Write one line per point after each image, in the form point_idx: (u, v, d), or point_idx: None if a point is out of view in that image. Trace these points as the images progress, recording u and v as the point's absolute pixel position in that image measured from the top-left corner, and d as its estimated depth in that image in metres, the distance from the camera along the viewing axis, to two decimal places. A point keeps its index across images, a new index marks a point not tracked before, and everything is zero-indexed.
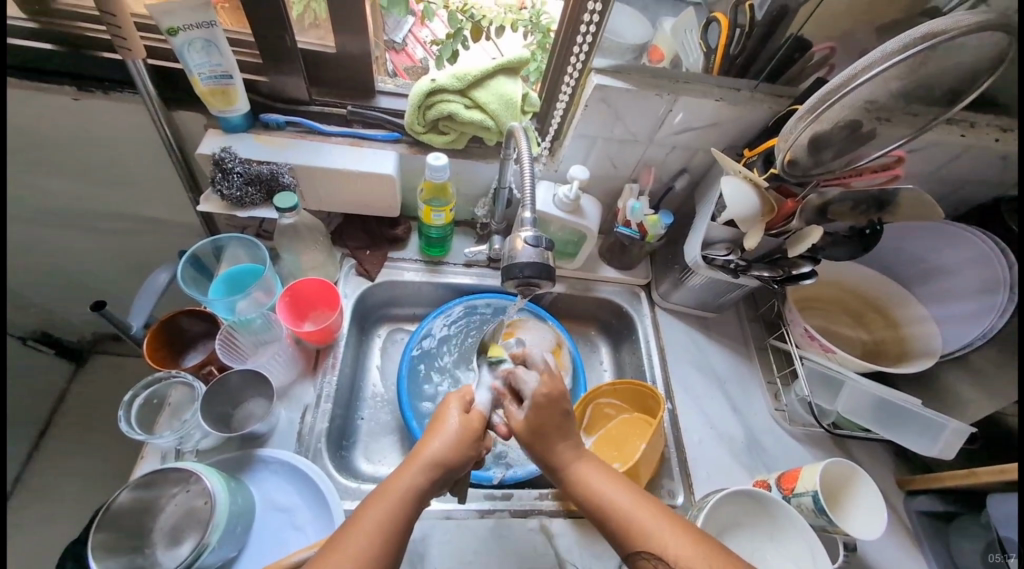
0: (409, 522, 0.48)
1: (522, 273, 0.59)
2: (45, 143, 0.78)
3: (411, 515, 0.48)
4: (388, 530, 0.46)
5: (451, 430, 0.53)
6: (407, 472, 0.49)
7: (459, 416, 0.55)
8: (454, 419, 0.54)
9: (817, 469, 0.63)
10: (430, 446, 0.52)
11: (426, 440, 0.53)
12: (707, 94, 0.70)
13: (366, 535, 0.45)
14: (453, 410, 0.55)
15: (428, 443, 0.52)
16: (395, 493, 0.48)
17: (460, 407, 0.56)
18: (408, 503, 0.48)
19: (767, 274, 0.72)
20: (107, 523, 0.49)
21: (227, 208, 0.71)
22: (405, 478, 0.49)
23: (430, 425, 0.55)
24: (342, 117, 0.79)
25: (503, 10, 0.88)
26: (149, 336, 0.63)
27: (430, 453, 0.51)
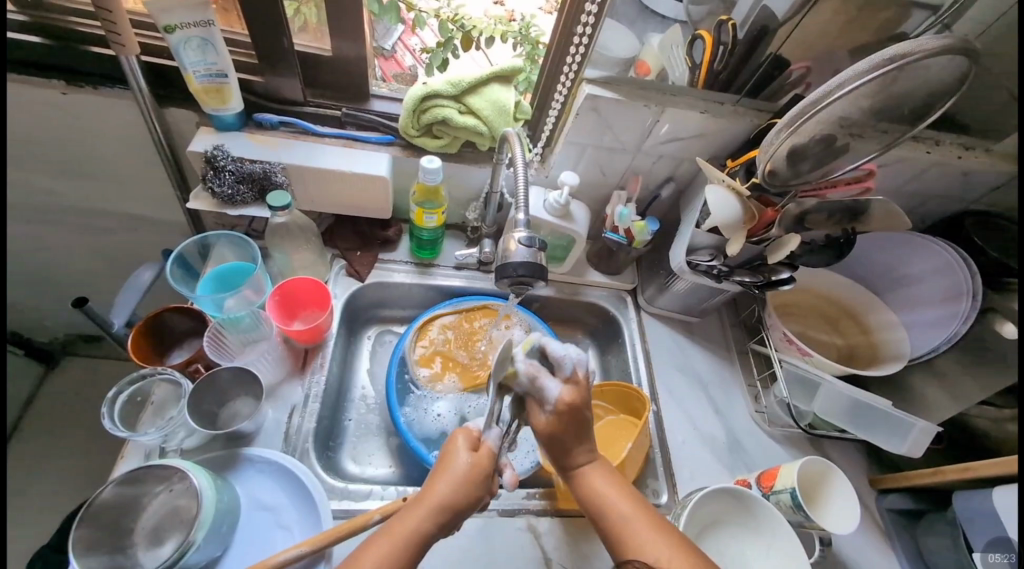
0: (412, 565, 0.47)
1: (516, 272, 0.60)
2: (29, 137, 0.76)
3: (414, 558, 0.47)
4: None
5: (458, 471, 0.51)
6: (415, 514, 0.48)
7: (469, 456, 0.52)
8: (463, 455, 0.52)
9: (794, 468, 0.65)
10: (439, 489, 0.50)
11: (434, 481, 0.51)
12: (692, 106, 0.73)
13: None
14: (461, 450, 0.52)
15: (437, 482, 0.50)
16: (400, 535, 0.47)
17: (466, 446, 0.53)
18: (410, 546, 0.47)
19: (749, 279, 0.75)
20: (87, 521, 0.48)
21: (217, 206, 0.71)
22: (413, 521, 0.48)
23: (438, 463, 0.53)
24: (336, 118, 0.80)
25: (492, 21, 0.89)
26: (134, 334, 0.61)
27: (440, 496, 0.49)
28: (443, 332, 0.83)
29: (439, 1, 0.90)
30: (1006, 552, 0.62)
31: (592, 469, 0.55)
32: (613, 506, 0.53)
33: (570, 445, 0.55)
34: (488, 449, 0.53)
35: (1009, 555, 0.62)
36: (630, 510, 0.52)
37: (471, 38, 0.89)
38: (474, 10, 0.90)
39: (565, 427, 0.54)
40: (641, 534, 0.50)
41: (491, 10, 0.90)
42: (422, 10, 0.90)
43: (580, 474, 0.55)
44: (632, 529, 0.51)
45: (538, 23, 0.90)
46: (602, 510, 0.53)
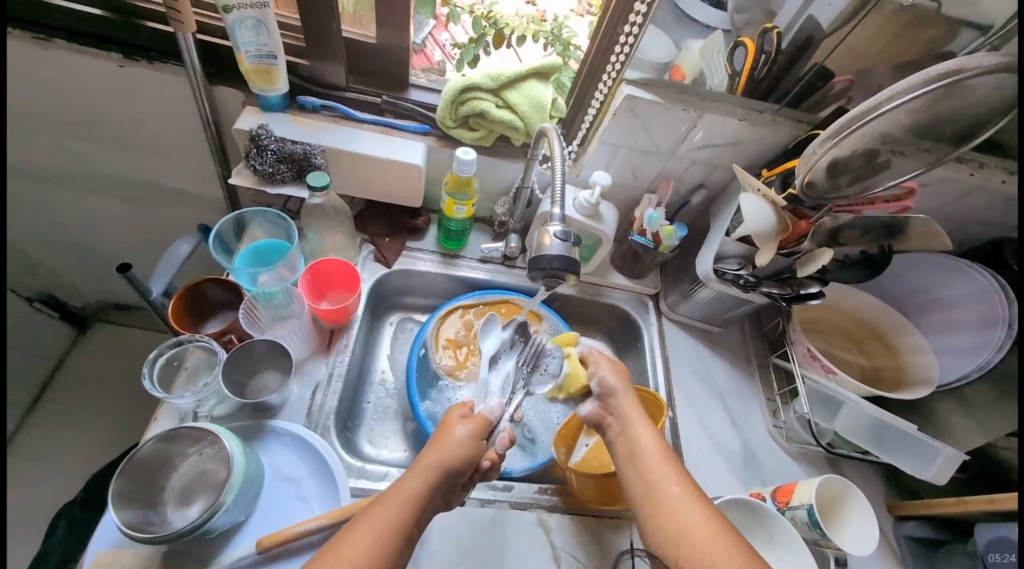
0: (412, 528, 0.49)
1: (550, 265, 0.60)
2: (83, 107, 0.80)
3: (414, 521, 0.49)
4: (391, 532, 0.47)
5: (455, 442, 0.54)
6: (411, 477, 0.51)
7: (466, 431, 0.56)
8: (464, 428, 0.56)
9: (813, 484, 0.64)
10: (435, 455, 0.53)
11: (429, 448, 0.54)
12: (731, 113, 0.73)
13: (372, 535, 0.46)
14: (458, 423, 0.57)
15: (433, 451, 0.53)
16: (399, 497, 0.49)
17: (461, 419, 0.57)
18: (408, 508, 0.49)
19: (777, 291, 0.74)
20: (127, 472, 0.49)
21: (257, 183, 0.73)
22: (408, 484, 0.50)
23: (433, 437, 0.56)
24: (376, 105, 0.81)
25: (525, 20, 0.91)
26: (175, 300, 0.63)
27: (435, 461, 0.52)
28: (464, 323, 0.84)
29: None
30: (1006, 552, 0.63)
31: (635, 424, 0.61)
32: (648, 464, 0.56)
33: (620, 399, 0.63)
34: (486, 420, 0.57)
35: (1010, 555, 0.62)
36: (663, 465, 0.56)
37: (503, 35, 0.91)
38: (506, 9, 0.93)
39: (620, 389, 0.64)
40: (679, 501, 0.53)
41: (522, 8, 0.93)
42: (457, 7, 0.94)
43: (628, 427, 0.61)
44: (663, 496, 0.53)
45: (571, 25, 0.91)
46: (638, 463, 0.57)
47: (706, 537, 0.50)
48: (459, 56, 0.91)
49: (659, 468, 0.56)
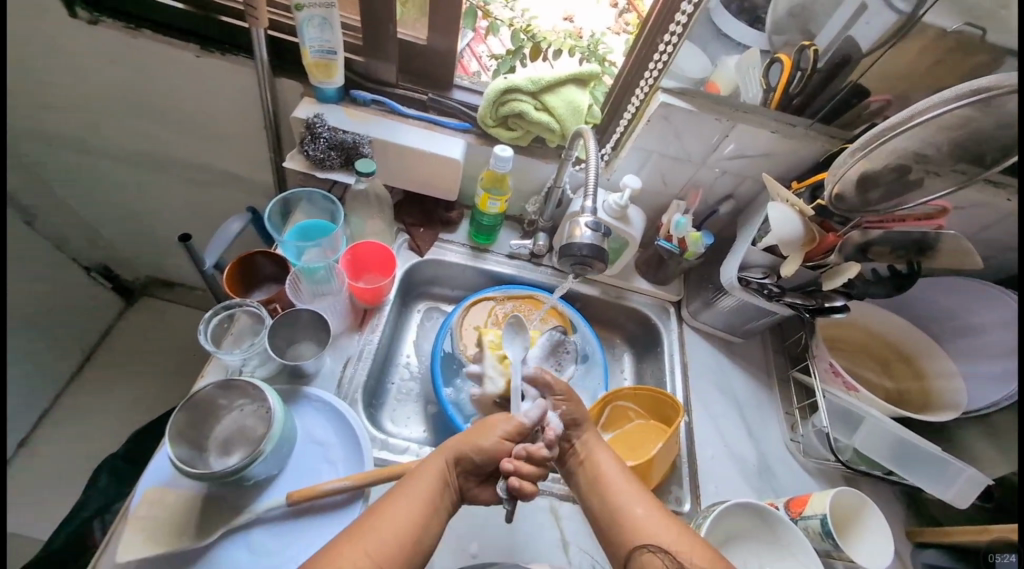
0: (439, 503, 0.53)
1: (579, 252, 0.65)
2: (158, 92, 0.87)
3: (439, 497, 0.54)
4: (419, 503, 0.52)
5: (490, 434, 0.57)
6: (435, 457, 0.56)
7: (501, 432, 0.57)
8: (497, 429, 0.57)
9: (828, 494, 0.64)
10: (458, 441, 0.58)
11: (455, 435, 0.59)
12: (763, 125, 0.74)
13: (400, 506, 0.51)
14: (500, 421, 0.58)
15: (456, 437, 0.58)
16: (423, 475, 0.54)
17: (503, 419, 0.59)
18: (434, 485, 0.54)
19: (801, 302, 0.75)
20: (188, 408, 0.54)
21: (308, 167, 0.78)
22: (432, 464, 0.55)
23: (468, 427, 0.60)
24: (421, 102, 0.86)
25: (562, 35, 0.93)
26: (229, 268, 0.68)
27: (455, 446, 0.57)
28: (489, 314, 0.87)
29: (513, 11, 0.94)
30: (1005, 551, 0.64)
31: (593, 449, 0.62)
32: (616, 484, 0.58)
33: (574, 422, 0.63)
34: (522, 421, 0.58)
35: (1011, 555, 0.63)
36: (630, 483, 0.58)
37: (540, 49, 0.93)
38: (545, 23, 0.94)
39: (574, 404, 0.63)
40: (649, 522, 0.54)
41: (560, 25, 0.96)
42: (497, 18, 0.93)
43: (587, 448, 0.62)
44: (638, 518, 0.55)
45: (606, 42, 0.95)
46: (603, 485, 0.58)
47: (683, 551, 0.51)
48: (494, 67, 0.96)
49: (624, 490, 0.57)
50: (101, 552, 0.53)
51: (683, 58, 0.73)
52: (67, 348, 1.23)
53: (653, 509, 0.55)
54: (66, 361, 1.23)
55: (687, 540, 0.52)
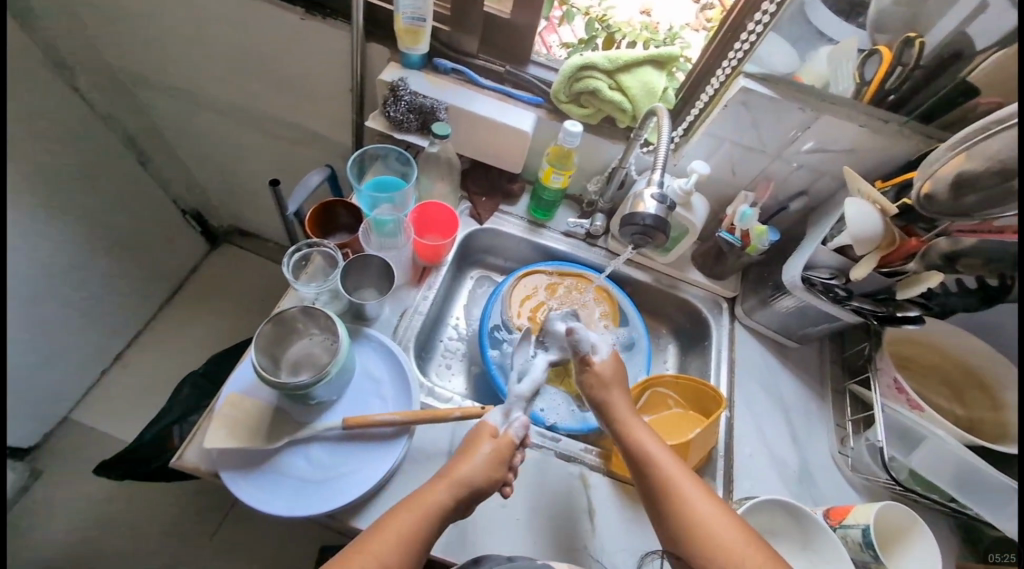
0: (431, 535, 0.55)
1: (643, 221, 0.68)
2: (262, 52, 0.96)
3: (435, 528, 0.55)
4: (415, 534, 0.53)
5: (482, 455, 0.61)
6: (438, 487, 0.57)
7: (490, 443, 0.62)
8: (483, 449, 0.62)
9: (873, 507, 0.61)
10: (462, 469, 0.59)
11: (458, 461, 0.61)
12: (851, 118, 0.70)
13: (398, 535, 0.53)
14: (485, 440, 0.63)
15: (458, 463, 0.60)
16: (426, 504, 0.55)
17: (490, 437, 0.64)
18: (431, 517, 0.55)
19: (869, 308, 0.72)
20: (273, 323, 0.61)
21: (388, 128, 0.84)
22: (436, 494, 0.56)
23: (463, 449, 0.63)
24: (498, 74, 0.89)
25: (639, 27, 0.91)
26: (312, 212, 0.76)
27: (461, 474, 0.59)
28: (539, 286, 0.90)
29: None
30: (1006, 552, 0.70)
31: (628, 422, 0.67)
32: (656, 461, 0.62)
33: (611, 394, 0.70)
34: (509, 437, 0.64)
35: None
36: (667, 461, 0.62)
37: (614, 39, 0.91)
38: (623, 12, 0.92)
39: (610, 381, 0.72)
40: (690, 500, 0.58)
41: (637, 15, 0.92)
42: (573, 6, 0.92)
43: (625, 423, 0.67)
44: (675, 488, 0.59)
45: (685, 37, 0.91)
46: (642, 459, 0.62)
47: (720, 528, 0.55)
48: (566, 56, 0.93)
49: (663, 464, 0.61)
50: (188, 441, 0.61)
51: (767, 49, 0.70)
52: (160, 279, 1.39)
53: (692, 488, 0.59)
54: (158, 290, 1.39)
55: (722, 516, 0.56)
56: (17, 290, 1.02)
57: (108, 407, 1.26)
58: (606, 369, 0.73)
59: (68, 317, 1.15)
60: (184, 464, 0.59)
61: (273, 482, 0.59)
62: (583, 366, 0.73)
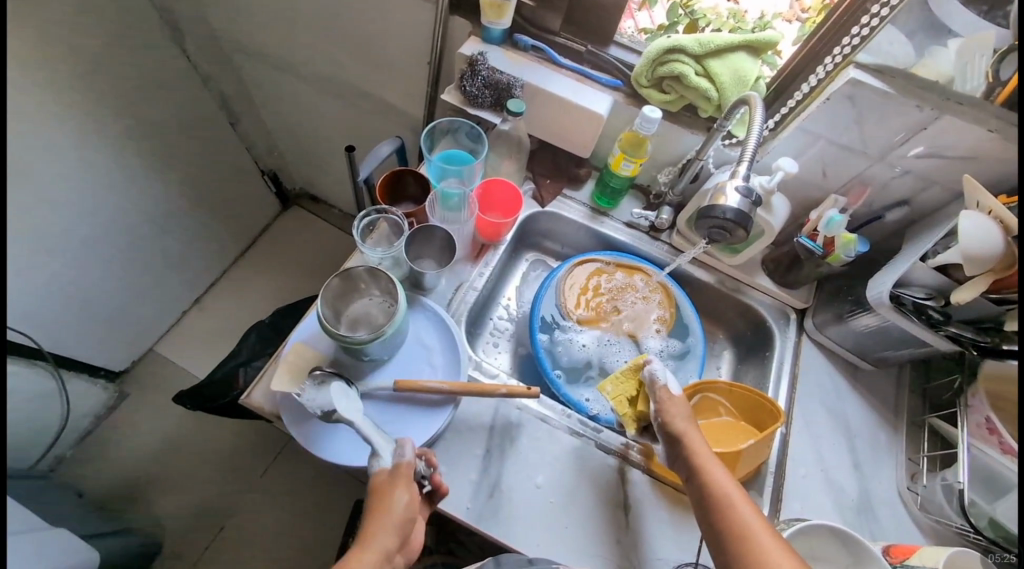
0: None
1: (725, 215, 0.65)
2: (348, 22, 0.99)
3: None
4: None
5: (399, 506, 0.54)
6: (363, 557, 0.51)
7: (403, 492, 0.54)
8: (401, 494, 0.54)
9: (944, 551, 0.56)
10: (383, 524, 0.52)
11: (371, 525, 0.52)
12: (978, 121, 0.61)
13: None
14: (395, 485, 0.55)
15: (376, 524, 0.53)
16: None
17: (399, 480, 0.55)
18: None
19: (970, 335, 0.66)
20: (342, 277, 0.65)
21: (462, 102, 0.84)
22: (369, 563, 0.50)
23: (371, 502, 0.54)
24: (578, 53, 0.86)
25: (727, 13, 0.83)
26: (382, 181, 0.78)
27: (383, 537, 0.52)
28: (594, 275, 0.88)
29: None
30: None
31: (706, 459, 0.60)
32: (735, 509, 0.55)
33: (688, 427, 0.64)
34: (412, 465, 0.56)
35: None
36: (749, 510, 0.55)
37: (697, 26, 0.85)
38: None
39: (684, 415, 0.65)
40: (769, 552, 0.50)
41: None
42: None
43: (701, 460, 0.60)
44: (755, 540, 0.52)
45: (778, 26, 0.81)
46: (717, 503, 0.56)
47: None
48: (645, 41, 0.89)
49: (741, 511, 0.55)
50: (256, 381, 0.66)
51: (885, 38, 0.63)
52: (237, 233, 1.51)
53: (772, 540, 0.51)
54: (235, 243, 1.51)
55: None
56: (119, 231, 1.14)
57: (184, 344, 1.40)
58: (679, 401, 0.67)
59: (161, 259, 1.28)
60: (250, 403, 0.64)
61: (328, 429, 0.63)
62: (659, 394, 0.67)
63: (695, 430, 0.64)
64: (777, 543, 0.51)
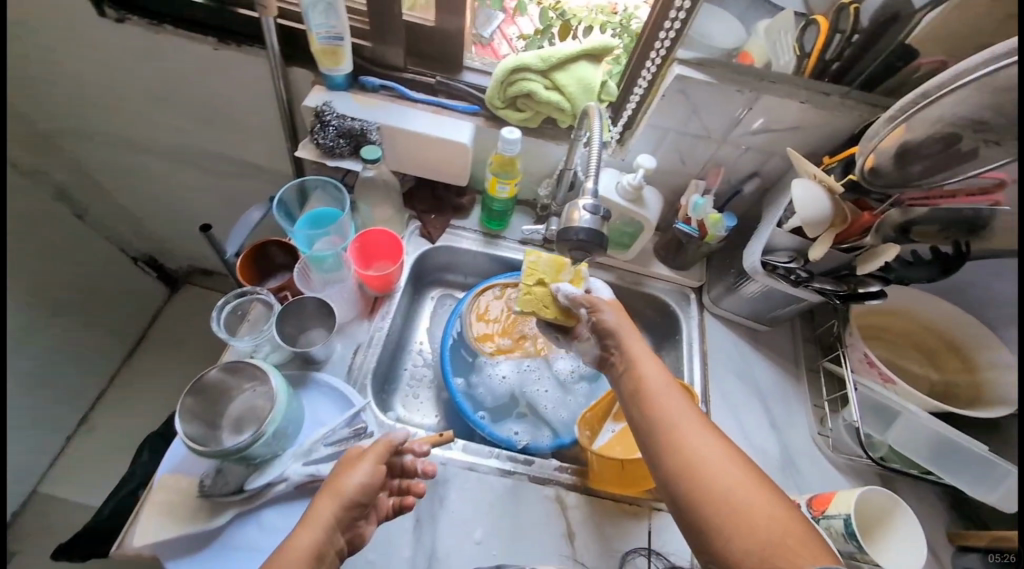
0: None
1: (576, 237, 0.60)
2: (182, 88, 0.91)
3: (320, 567, 0.48)
4: None
5: (356, 481, 0.52)
6: (307, 532, 0.48)
7: (365, 469, 0.53)
8: (362, 468, 0.53)
9: (854, 493, 0.60)
10: (332, 494, 0.51)
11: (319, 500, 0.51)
12: (792, 95, 0.68)
13: None
14: (359, 463, 0.54)
15: (331, 495, 0.51)
16: (294, 555, 0.47)
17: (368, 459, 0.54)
18: (311, 558, 0.47)
19: (831, 287, 0.70)
20: (196, 390, 0.57)
21: (319, 156, 0.78)
22: (307, 539, 0.48)
23: (330, 481, 0.53)
24: (429, 86, 0.85)
25: (594, 9, 0.86)
26: (243, 257, 0.72)
27: (329, 512, 0.50)
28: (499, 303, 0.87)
29: None
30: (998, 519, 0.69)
31: (637, 357, 0.61)
32: (659, 402, 0.55)
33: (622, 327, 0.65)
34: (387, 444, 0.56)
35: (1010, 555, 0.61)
36: (673, 401, 0.56)
37: (570, 27, 0.88)
38: None
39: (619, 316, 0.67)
40: (690, 437, 0.51)
41: None
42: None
43: (631, 360, 0.61)
44: (680, 433, 0.52)
45: (642, 14, 0.82)
46: (644, 395, 0.57)
47: (723, 470, 0.48)
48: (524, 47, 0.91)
49: (665, 404, 0.55)
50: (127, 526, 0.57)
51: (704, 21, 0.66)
52: (119, 333, 1.34)
53: (692, 425, 0.53)
54: (121, 346, 1.35)
55: (724, 456, 0.49)
56: None
57: (75, 474, 1.21)
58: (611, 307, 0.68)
59: (22, 385, 1.10)
60: (123, 553, 0.55)
61: (223, 557, 0.56)
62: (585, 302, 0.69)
63: (629, 330, 0.65)
64: (699, 427, 0.52)
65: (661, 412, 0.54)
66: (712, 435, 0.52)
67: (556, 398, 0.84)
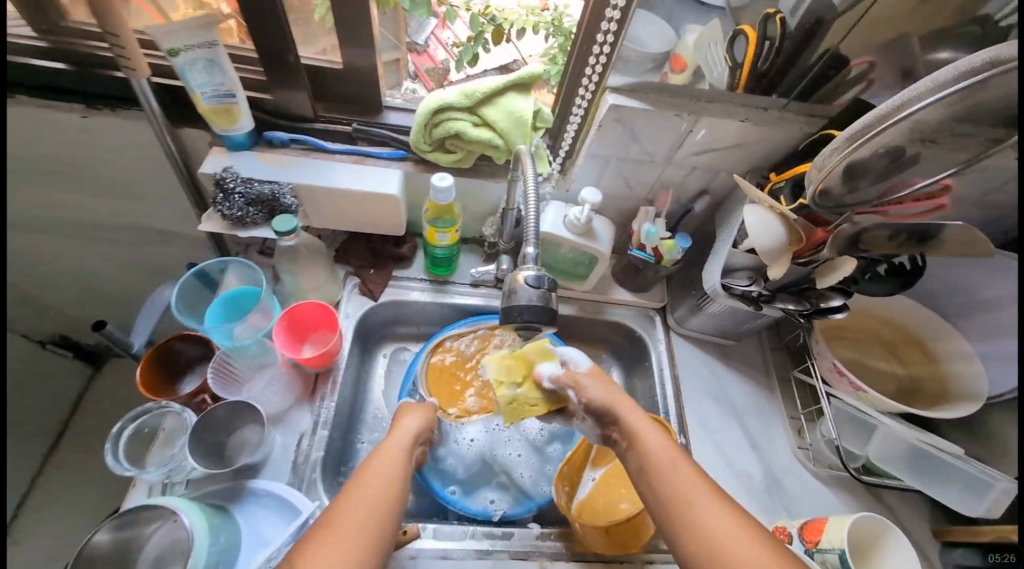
0: (395, 504, 0.48)
1: (521, 316, 0.54)
2: (57, 160, 0.79)
3: (396, 496, 0.49)
4: (371, 515, 0.46)
5: (411, 427, 0.58)
6: (377, 466, 0.51)
7: (415, 420, 0.59)
8: (414, 418, 0.59)
9: (846, 523, 0.57)
10: (394, 438, 0.55)
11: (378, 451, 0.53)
12: (730, 114, 0.65)
13: (359, 518, 0.45)
14: (410, 414, 0.60)
15: (393, 439, 0.55)
16: (368, 485, 0.48)
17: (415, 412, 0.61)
18: (390, 489, 0.49)
19: (793, 306, 0.67)
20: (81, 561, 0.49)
21: (228, 227, 0.69)
22: (379, 470, 0.50)
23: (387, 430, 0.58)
24: (346, 134, 0.76)
25: (525, 10, 0.81)
26: (144, 364, 0.63)
27: (396, 450, 0.54)
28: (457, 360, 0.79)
29: None
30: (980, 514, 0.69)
31: (629, 417, 0.56)
32: (662, 469, 0.50)
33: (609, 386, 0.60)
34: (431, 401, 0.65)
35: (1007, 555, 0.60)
36: (678, 464, 0.50)
37: (503, 30, 0.83)
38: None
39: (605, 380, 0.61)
40: (698, 507, 0.47)
41: None
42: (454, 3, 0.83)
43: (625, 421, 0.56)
44: (690, 504, 0.47)
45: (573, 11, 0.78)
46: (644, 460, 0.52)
47: (739, 539, 0.44)
48: (459, 54, 0.86)
49: (669, 473, 0.49)
50: None
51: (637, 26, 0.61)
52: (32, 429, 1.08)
53: (700, 488, 0.48)
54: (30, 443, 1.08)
55: (736, 523, 0.45)
56: None
57: None
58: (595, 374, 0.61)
59: None
60: None
61: None
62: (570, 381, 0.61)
63: (621, 397, 0.58)
64: (709, 491, 0.48)
65: (666, 482, 0.49)
66: (721, 497, 0.47)
67: (533, 465, 0.77)
